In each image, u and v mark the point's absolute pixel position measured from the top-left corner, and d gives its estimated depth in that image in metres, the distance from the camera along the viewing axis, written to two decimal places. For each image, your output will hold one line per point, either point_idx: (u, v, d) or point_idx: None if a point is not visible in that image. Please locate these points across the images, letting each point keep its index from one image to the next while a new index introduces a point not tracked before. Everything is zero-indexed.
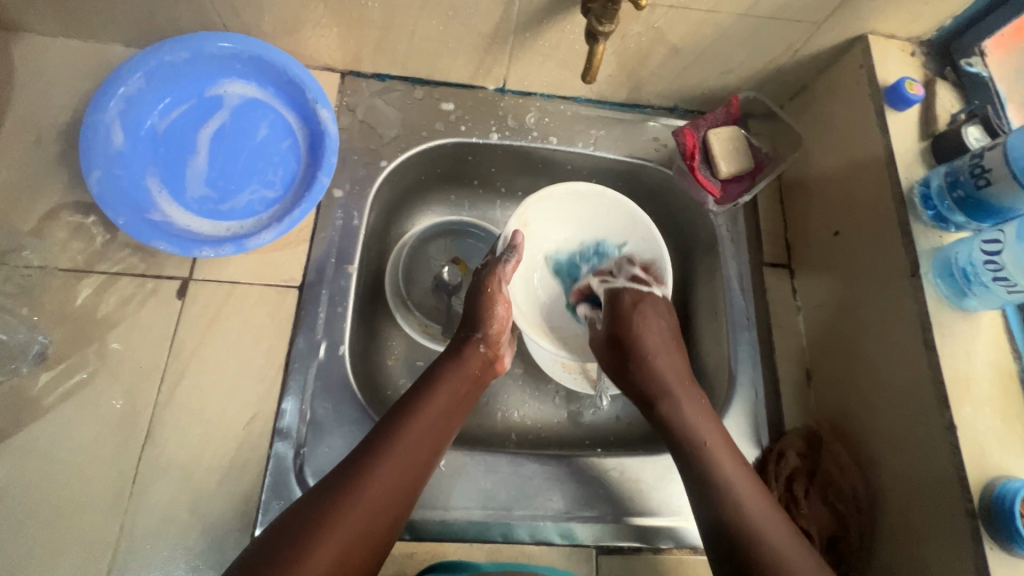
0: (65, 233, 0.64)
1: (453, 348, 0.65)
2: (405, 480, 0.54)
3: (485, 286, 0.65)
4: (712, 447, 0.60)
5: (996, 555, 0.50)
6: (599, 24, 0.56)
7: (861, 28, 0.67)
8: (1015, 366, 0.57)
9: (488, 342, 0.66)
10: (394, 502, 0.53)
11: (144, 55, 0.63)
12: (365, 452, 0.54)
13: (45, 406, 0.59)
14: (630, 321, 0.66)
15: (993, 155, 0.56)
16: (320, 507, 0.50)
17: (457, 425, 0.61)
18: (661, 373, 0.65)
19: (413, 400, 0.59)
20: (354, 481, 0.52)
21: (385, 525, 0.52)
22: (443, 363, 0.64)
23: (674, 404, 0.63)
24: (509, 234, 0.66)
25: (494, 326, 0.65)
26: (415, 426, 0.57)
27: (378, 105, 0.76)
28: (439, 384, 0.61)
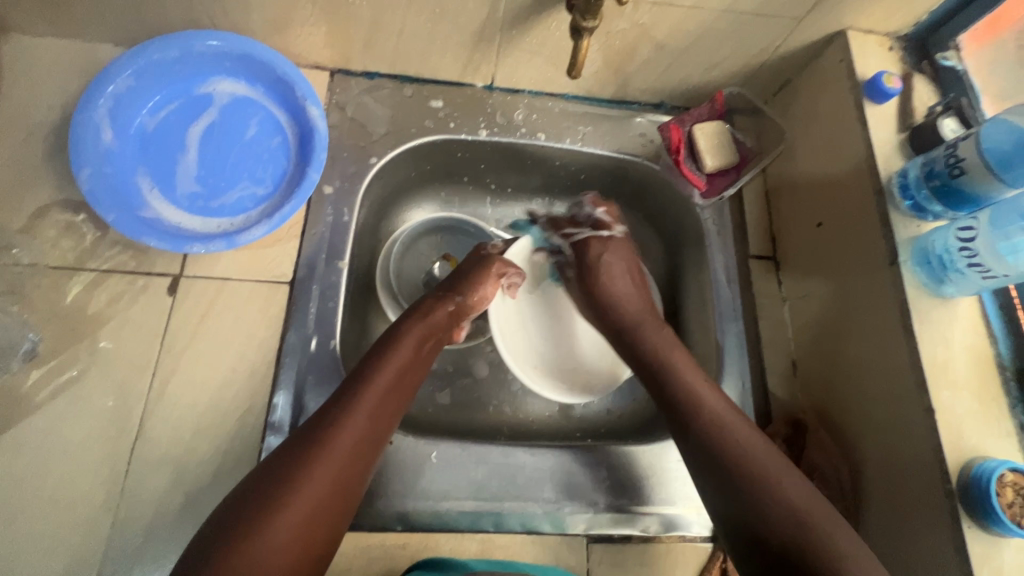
0: (55, 231, 0.65)
1: (422, 305, 0.66)
2: (367, 434, 0.54)
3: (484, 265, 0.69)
4: (718, 418, 0.58)
5: (975, 533, 0.51)
6: (583, 20, 0.57)
7: (840, 24, 0.69)
8: (992, 351, 0.59)
9: (459, 305, 0.67)
10: (358, 457, 0.53)
11: (133, 53, 0.64)
12: (330, 411, 0.54)
13: (35, 403, 0.59)
14: (595, 271, 0.72)
15: (966, 145, 0.57)
16: (284, 469, 0.50)
17: (417, 380, 0.62)
18: (628, 311, 0.70)
19: (375, 356, 0.60)
20: (317, 441, 0.52)
21: (352, 479, 0.52)
22: (408, 320, 0.64)
23: (640, 331, 0.68)
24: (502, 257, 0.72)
25: (476, 295, 0.68)
26: (375, 383, 0.57)
27: (367, 102, 0.77)
28: (399, 340, 0.62)
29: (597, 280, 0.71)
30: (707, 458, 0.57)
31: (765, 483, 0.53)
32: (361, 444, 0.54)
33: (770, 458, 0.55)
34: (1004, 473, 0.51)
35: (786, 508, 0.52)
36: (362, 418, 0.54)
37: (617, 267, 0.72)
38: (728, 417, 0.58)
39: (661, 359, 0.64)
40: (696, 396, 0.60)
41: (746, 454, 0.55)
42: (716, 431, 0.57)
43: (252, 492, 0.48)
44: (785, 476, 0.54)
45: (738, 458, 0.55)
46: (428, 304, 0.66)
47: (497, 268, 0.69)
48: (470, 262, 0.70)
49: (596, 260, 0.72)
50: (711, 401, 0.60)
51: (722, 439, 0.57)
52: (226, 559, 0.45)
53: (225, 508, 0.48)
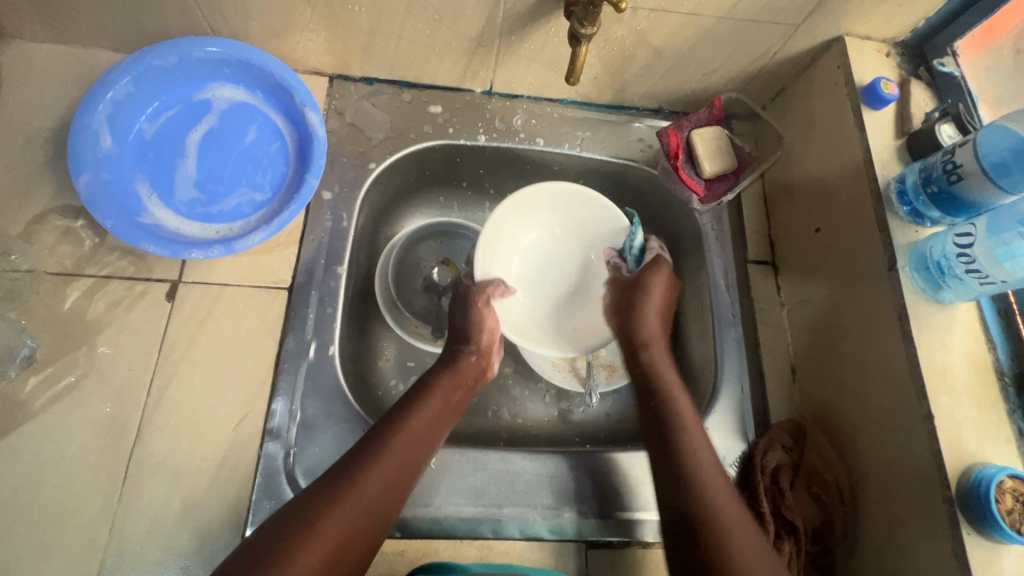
0: (54, 237, 0.65)
1: (449, 355, 0.68)
2: (398, 481, 0.55)
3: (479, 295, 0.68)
4: (705, 474, 0.58)
5: (974, 540, 0.51)
6: (581, 26, 0.58)
7: (837, 30, 0.69)
8: (990, 356, 0.59)
9: (480, 352, 0.68)
10: (382, 507, 0.53)
11: (132, 60, 0.64)
12: (365, 453, 0.55)
13: (34, 409, 0.59)
14: (649, 278, 0.71)
15: (964, 151, 0.58)
16: (310, 512, 0.50)
17: (448, 428, 0.63)
18: (644, 332, 0.69)
19: (405, 406, 0.61)
20: (346, 487, 0.52)
21: (373, 530, 0.53)
22: (436, 371, 0.66)
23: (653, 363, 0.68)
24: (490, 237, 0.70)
25: (487, 336, 0.69)
26: (410, 432, 0.58)
27: (366, 108, 0.77)
28: (434, 389, 0.63)
29: (649, 286, 0.70)
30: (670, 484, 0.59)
31: (730, 541, 0.53)
32: (385, 493, 0.54)
33: (741, 522, 0.55)
34: (1003, 479, 0.51)
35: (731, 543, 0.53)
36: (394, 467, 0.55)
37: (657, 286, 0.71)
38: (710, 470, 0.59)
39: (667, 396, 0.65)
40: (691, 446, 0.60)
41: (715, 490, 0.57)
42: (688, 457, 0.59)
43: (280, 528, 0.49)
44: (748, 538, 0.54)
45: (710, 501, 0.56)
46: (463, 347, 0.68)
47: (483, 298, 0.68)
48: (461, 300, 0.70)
49: (654, 274, 0.71)
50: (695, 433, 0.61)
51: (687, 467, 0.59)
52: None
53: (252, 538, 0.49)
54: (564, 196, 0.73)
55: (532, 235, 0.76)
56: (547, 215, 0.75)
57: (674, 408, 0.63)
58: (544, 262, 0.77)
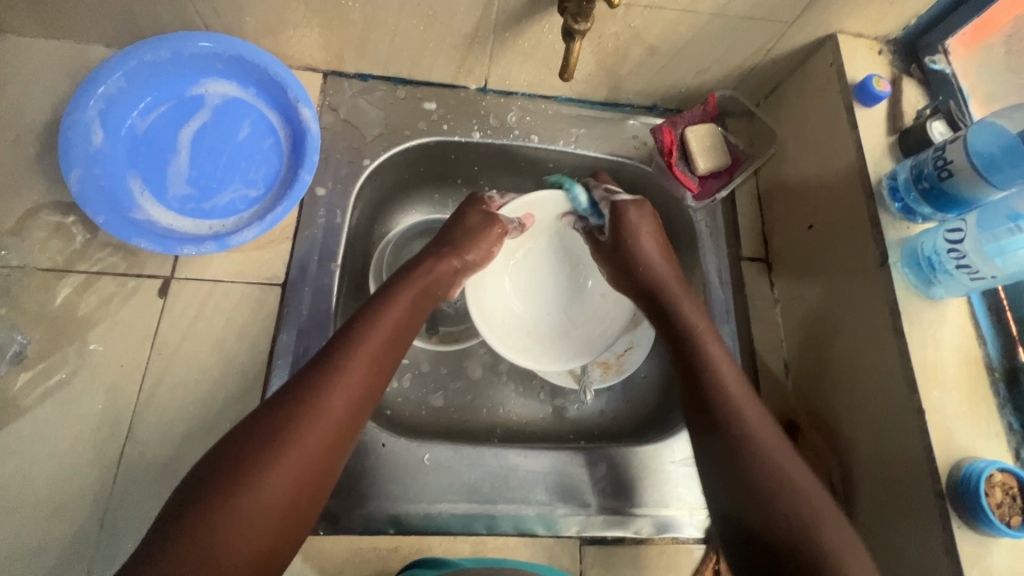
0: (45, 233, 0.64)
1: (410, 266, 0.67)
2: (362, 392, 0.54)
3: (469, 216, 0.71)
4: (738, 401, 0.57)
5: (965, 534, 0.52)
6: (575, 22, 0.58)
7: (830, 28, 0.69)
8: (981, 352, 0.59)
9: (454, 257, 0.68)
10: (349, 414, 0.52)
11: (124, 54, 0.64)
12: (322, 364, 0.54)
13: (25, 406, 0.59)
14: (629, 228, 0.71)
15: (955, 147, 0.58)
16: (272, 423, 0.49)
17: (410, 338, 0.62)
18: (662, 274, 0.69)
19: (366, 313, 0.59)
20: (309, 394, 0.51)
21: (344, 437, 0.52)
22: (397, 279, 0.65)
23: (674, 295, 0.67)
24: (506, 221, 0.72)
25: (474, 253, 0.69)
26: (371, 340, 0.57)
27: (361, 104, 0.77)
28: (395, 297, 0.62)
29: (634, 241, 0.70)
30: (708, 413, 0.57)
31: (776, 464, 0.53)
32: (353, 402, 0.53)
33: (780, 447, 0.54)
34: (992, 473, 0.51)
35: (779, 472, 0.52)
36: (359, 375, 0.54)
37: (646, 231, 0.72)
38: (739, 393, 0.58)
39: (692, 329, 0.64)
40: (718, 375, 0.59)
41: (751, 418, 0.56)
42: (721, 388, 0.58)
43: (234, 455, 0.47)
44: (790, 462, 0.53)
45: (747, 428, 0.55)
46: (429, 263, 0.67)
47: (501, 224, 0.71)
48: (451, 221, 0.72)
49: (626, 225, 0.71)
50: (721, 363, 0.60)
51: (725, 397, 0.57)
52: (217, 509, 0.44)
53: (204, 467, 0.47)
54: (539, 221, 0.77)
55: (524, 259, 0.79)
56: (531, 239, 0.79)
57: (697, 340, 0.62)
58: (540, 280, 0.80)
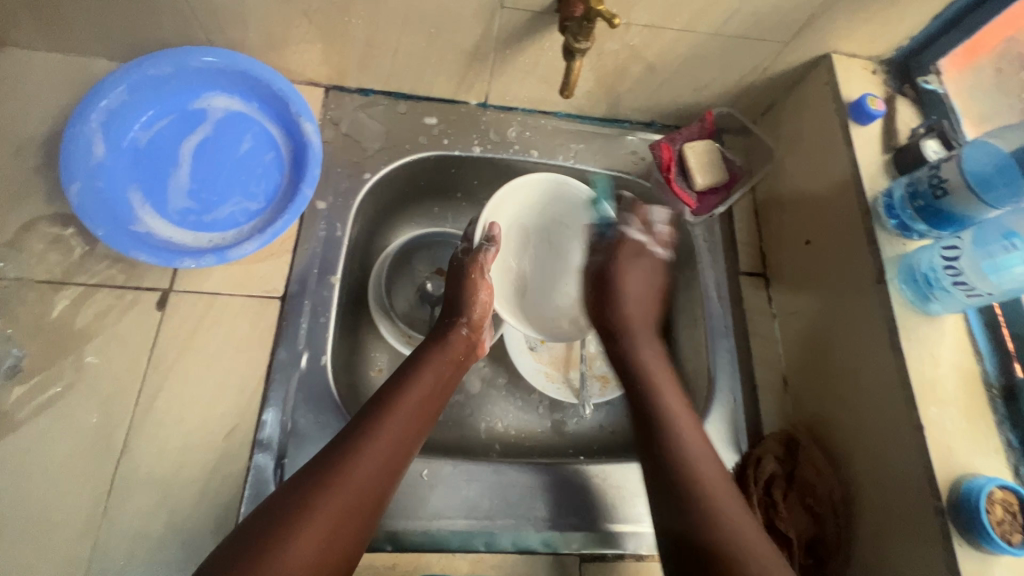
0: (43, 245, 0.64)
1: (439, 332, 0.68)
2: (387, 463, 0.54)
3: (469, 272, 0.69)
4: (705, 481, 0.57)
5: (966, 552, 0.51)
6: (576, 41, 0.59)
7: (824, 48, 0.71)
8: (978, 368, 0.59)
9: (471, 325, 0.68)
10: (378, 484, 0.53)
11: (128, 68, 0.64)
12: (350, 437, 0.55)
13: (18, 420, 0.58)
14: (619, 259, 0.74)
15: (949, 166, 0.59)
16: (302, 493, 0.50)
17: (438, 409, 0.62)
18: (625, 316, 0.72)
19: (396, 383, 0.61)
20: (338, 464, 0.52)
21: (371, 508, 0.52)
22: (427, 348, 0.66)
23: (632, 341, 0.71)
24: (486, 226, 0.70)
25: (478, 309, 0.69)
26: (395, 411, 0.58)
27: (362, 118, 0.78)
28: (425, 365, 0.63)
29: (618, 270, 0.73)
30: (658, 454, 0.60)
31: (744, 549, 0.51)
32: (380, 471, 0.54)
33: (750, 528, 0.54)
34: (993, 490, 0.51)
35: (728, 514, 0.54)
36: (384, 446, 0.55)
37: (637, 270, 0.74)
38: (708, 472, 0.58)
39: (648, 377, 0.67)
40: (682, 449, 0.59)
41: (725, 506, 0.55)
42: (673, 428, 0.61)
43: (263, 524, 0.48)
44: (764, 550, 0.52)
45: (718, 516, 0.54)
46: (450, 335, 0.67)
47: (477, 269, 0.69)
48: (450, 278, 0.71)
49: (626, 252, 0.74)
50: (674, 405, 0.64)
51: (674, 440, 0.60)
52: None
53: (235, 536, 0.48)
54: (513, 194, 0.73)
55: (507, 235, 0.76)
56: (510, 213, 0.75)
57: (647, 377, 0.67)
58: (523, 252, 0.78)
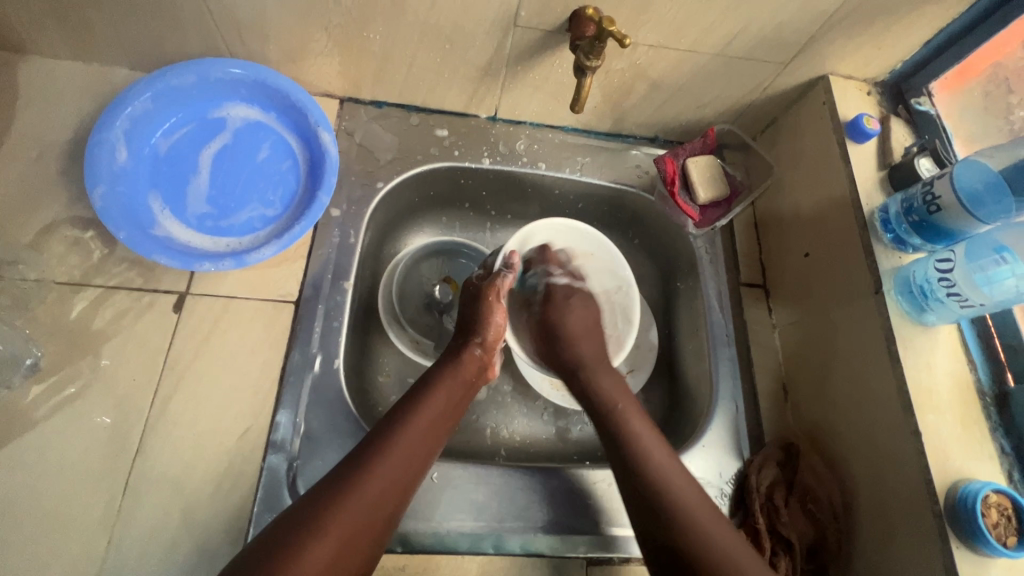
0: (62, 247, 0.65)
1: (452, 353, 0.68)
2: (397, 487, 0.55)
3: (485, 295, 0.69)
4: (662, 471, 0.59)
5: (963, 554, 0.53)
6: (587, 59, 0.62)
7: (821, 69, 0.74)
8: (972, 376, 0.62)
9: (484, 346, 0.68)
10: (386, 503, 0.54)
11: (153, 77, 0.66)
12: (362, 455, 0.56)
13: (35, 419, 0.58)
14: (558, 308, 0.74)
15: (942, 183, 0.61)
16: (312, 509, 0.51)
17: (449, 429, 0.62)
18: (582, 355, 0.71)
19: (408, 404, 0.61)
20: (349, 482, 0.53)
21: (380, 525, 0.53)
22: (440, 369, 0.66)
23: (591, 375, 0.69)
24: (507, 253, 0.73)
25: (492, 331, 0.69)
26: (408, 432, 0.58)
27: (375, 129, 0.80)
28: (437, 387, 0.63)
29: (556, 318, 0.73)
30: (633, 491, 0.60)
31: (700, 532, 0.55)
32: (389, 490, 0.54)
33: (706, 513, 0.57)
34: (988, 493, 0.53)
35: (712, 541, 0.55)
36: (394, 469, 0.55)
37: (575, 309, 0.74)
38: (664, 462, 0.60)
39: (611, 403, 0.66)
40: (640, 447, 0.61)
41: (682, 494, 0.58)
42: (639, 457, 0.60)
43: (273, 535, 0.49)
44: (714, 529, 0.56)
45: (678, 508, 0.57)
46: (462, 358, 0.67)
47: (494, 293, 0.69)
48: (466, 301, 0.71)
49: (559, 298, 0.75)
50: (637, 429, 0.63)
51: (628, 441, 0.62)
52: None
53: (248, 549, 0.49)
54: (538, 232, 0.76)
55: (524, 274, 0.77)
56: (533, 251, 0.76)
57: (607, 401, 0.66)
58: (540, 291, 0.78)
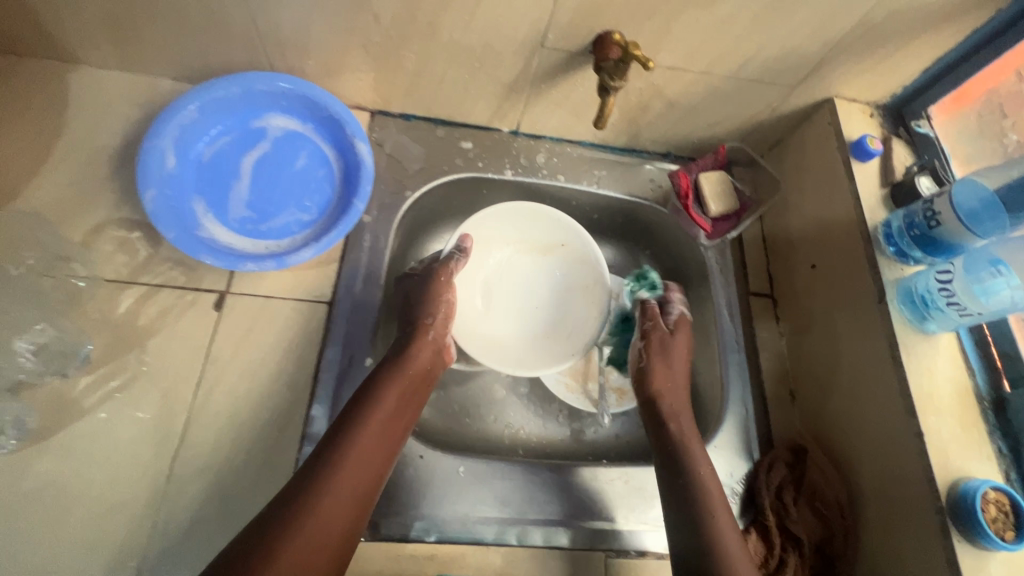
0: (110, 246, 0.69)
1: (403, 343, 0.69)
2: (360, 487, 0.56)
3: (439, 275, 0.73)
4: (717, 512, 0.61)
5: (965, 548, 0.56)
6: (611, 79, 0.67)
7: (826, 93, 0.79)
8: (971, 382, 0.65)
9: (437, 328, 0.71)
10: (350, 506, 0.55)
11: (201, 89, 0.70)
12: (322, 457, 0.56)
13: (86, 408, 0.62)
14: (679, 341, 0.77)
15: (941, 201, 0.66)
16: (279, 518, 0.51)
17: (405, 424, 0.64)
18: (676, 403, 0.72)
19: (362, 402, 0.62)
20: (312, 489, 0.54)
21: (348, 527, 0.54)
22: (392, 361, 0.66)
23: (679, 422, 0.70)
24: (459, 238, 0.78)
25: (443, 308, 0.72)
26: (369, 427, 0.60)
27: (403, 140, 0.85)
28: (389, 382, 0.64)
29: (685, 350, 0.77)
30: (683, 515, 0.62)
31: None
32: (353, 492, 0.56)
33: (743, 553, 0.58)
34: (986, 490, 0.57)
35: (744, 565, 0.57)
36: (353, 470, 0.57)
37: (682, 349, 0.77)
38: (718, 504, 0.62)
39: (682, 443, 0.67)
40: (701, 482, 0.63)
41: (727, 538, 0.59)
42: (690, 469, 0.64)
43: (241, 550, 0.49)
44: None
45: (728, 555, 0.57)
46: (415, 348, 0.68)
47: (447, 273, 0.74)
48: (419, 284, 0.74)
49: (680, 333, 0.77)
50: (695, 448, 0.67)
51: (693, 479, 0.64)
52: None
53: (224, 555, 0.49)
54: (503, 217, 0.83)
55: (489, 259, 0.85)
56: (498, 236, 0.84)
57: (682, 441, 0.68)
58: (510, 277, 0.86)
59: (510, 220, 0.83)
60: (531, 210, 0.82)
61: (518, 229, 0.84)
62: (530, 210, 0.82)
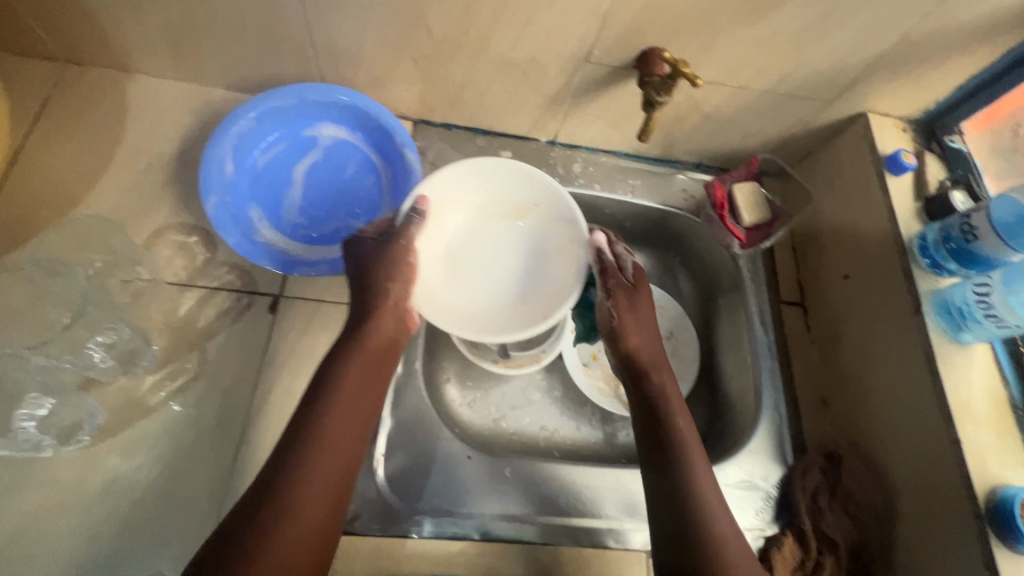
0: (170, 250, 0.71)
1: (361, 312, 0.61)
2: (333, 476, 0.52)
3: (401, 239, 0.65)
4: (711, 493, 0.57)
5: (1004, 553, 0.58)
6: (658, 95, 0.69)
7: (860, 107, 0.81)
8: (1007, 392, 0.67)
9: (399, 289, 0.63)
10: (327, 496, 0.51)
11: (257, 99, 0.72)
12: (289, 448, 0.52)
13: (152, 405, 0.64)
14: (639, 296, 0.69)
15: (978, 216, 0.67)
16: (246, 519, 0.47)
17: (375, 400, 0.58)
18: (654, 361, 0.66)
19: (324, 384, 0.56)
20: (280, 486, 0.49)
21: (329, 515, 0.51)
22: (352, 335, 0.60)
23: (661, 383, 0.64)
24: (414, 200, 0.68)
25: (404, 268, 0.64)
26: (335, 409, 0.54)
27: (445, 149, 0.87)
28: (351, 359, 0.58)
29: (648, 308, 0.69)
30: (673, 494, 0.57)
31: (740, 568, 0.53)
32: (328, 483, 0.51)
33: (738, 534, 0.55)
34: None
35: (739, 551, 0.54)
36: (324, 459, 0.52)
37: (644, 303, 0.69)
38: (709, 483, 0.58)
39: (669, 413, 0.62)
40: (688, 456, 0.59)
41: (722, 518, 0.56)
42: (679, 445, 0.60)
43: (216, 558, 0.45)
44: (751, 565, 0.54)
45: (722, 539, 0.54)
46: (376, 317, 0.61)
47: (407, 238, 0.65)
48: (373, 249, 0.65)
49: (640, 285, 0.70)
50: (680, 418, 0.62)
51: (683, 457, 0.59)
52: None
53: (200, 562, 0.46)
54: (460, 175, 0.73)
55: (448, 227, 0.76)
56: (457, 200, 0.75)
57: (669, 410, 0.62)
58: (478, 240, 0.78)
59: (467, 179, 0.74)
60: (491, 165, 0.73)
61: (476, 189, 0.75)
62: (490, 165, 0.73)
